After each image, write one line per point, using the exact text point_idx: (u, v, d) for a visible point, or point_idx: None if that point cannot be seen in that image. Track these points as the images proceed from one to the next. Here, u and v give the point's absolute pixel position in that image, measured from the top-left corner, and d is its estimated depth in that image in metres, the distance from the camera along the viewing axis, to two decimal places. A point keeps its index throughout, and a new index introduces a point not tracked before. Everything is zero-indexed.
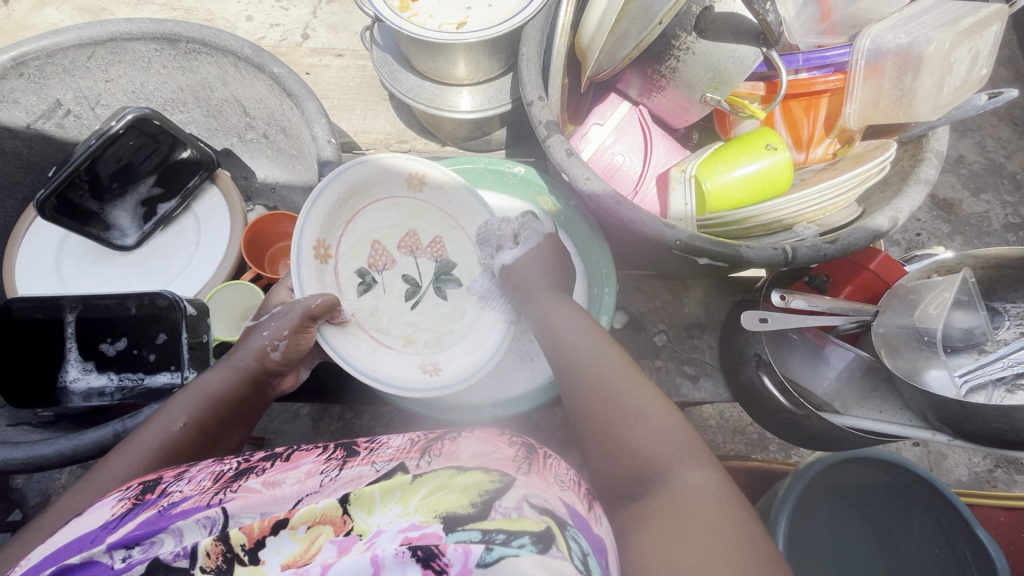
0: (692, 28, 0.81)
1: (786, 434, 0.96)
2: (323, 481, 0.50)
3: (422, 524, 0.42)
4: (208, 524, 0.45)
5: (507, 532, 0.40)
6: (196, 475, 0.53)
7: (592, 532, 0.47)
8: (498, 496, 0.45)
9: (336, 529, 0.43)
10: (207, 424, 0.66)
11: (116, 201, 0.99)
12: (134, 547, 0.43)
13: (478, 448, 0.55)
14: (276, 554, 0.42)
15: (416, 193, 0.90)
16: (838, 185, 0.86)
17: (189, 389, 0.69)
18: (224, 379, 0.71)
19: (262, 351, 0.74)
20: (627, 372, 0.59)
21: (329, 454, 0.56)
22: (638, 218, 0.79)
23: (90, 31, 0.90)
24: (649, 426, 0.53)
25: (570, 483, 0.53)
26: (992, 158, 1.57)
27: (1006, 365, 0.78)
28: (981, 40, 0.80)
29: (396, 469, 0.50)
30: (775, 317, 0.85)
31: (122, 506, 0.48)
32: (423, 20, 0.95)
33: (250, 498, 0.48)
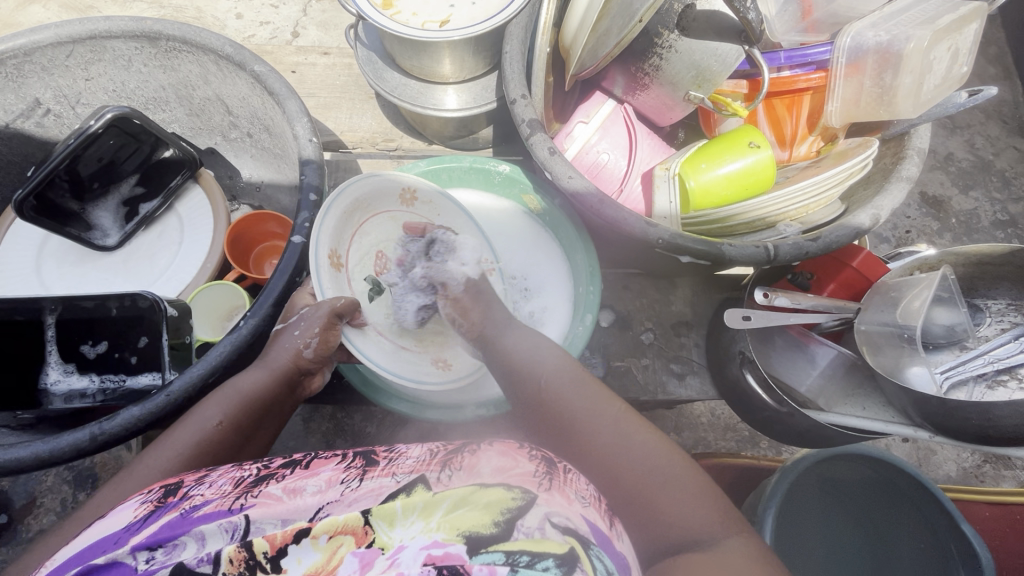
0: (674, 26, 0.81)
1: (771, 431, 0.96)
2: (344, 490, 0.49)
3: (445, 542, 0.42)
4: (230, 531, 0.44)
5: (532, 553, 0.41)
6: (216, 479, 0.53)
7: (614, 550, 0.47)
8: (521, 515, 0.45)
9: (358, 541, 0.43)
10: (243, 423, 0.67)
11: (98, 201, 0.98)
12: (156, 550, 0.43)
13: (498, 462, 0.52)
14: (298, 563, 0.42)
15: (409, 207, 0.88)
16: (820, 184, 0.86)
17: (227, 386, 0.69)
18: (257, 379, 0.71)
19: (294, 352, 0.74)
20: (629, 420, 0.61)
21: (349, 463, 0.54)
22: (621, 217, 0.79)
23: (68, 29, 0.89)
24: (667, 478, 0.55)
25: (591, 499, 0.52)
26: (981, 156, 1.57)
27: (987, 362, 0.80)
28: (959, 37, 0.81)
29: (417, 481, 0.49)
30: (759, 315, 0.85)
31: (145, 508, 0.48)
32: (406, 18, 0.95)
33: (270, 505, 0.47)
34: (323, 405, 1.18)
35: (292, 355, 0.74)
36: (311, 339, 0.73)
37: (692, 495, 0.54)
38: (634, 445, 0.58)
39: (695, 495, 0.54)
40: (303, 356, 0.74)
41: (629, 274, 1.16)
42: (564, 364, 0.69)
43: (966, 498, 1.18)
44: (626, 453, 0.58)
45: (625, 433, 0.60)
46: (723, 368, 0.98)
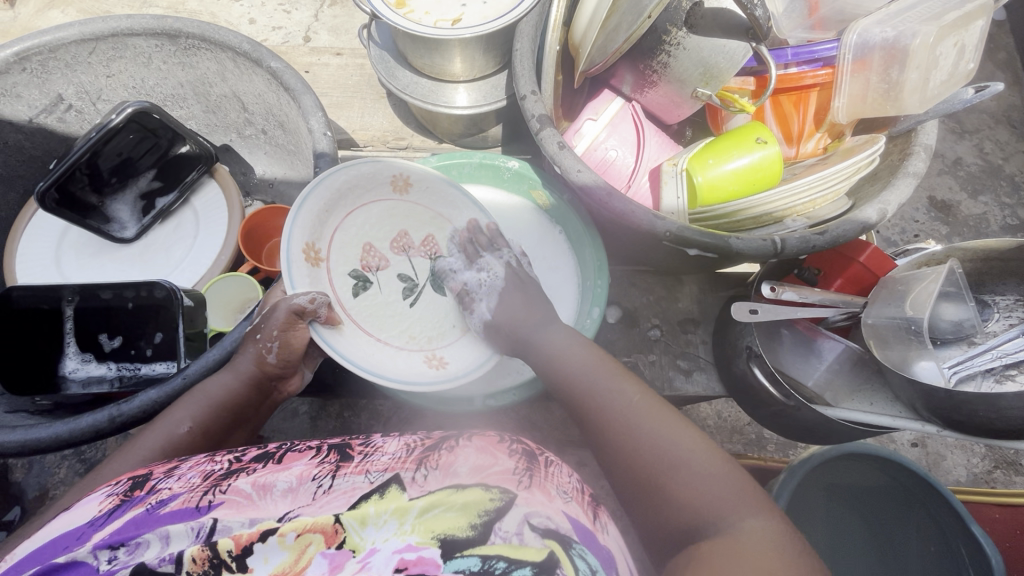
0: (682, 23, 0.83)
1: (776, 426, 0.96)
2: (315, 493, 0.49)
3: (419, 546, 0.43)
4: (195, 532, 0.45)
5: (509, 560, 0.43)
6: (185, 473, 0.54)
7: (596, 544, 0.48)
8: (499, 517, 0.46)
9: (329, 540, 0.44)
10: (210, 428, 0.68)
11: (116, 194, 1.00)
12: (119, 548, 0.44)
13: (476, 460, 0.53)
14: (265, 562, 0.43)
15: (405, 194, 0.89)
16: (827, 178, 0.87)
17: (194, 392, 0.70)
18: (225, 383, 0.72)
19: (258, 356, 0.74)
20: (655, 414, 0.60)
21: (323, 458, 0.55)
22: (630, 211, 0.80)
23: (92, 27, 0.91)
24: (693, 472, 0.53)
25: (572, 493, 0.53)
26: (990, 160, 1.57)
27: (994, 357, 0.79)
28: (966, 34, 0.82)
29: (390, 481, 0.50)
30: (766, 309, 0.85)
31: (111, 502, 0.49)
32: (419, 17, 0.97)
33: (239, 506, 0.47)
34: (332, 401, 1.19)
35: (257, 359, 0.74)
36: (272, 341, 0.74)
37: (716, 478, 0.53)
38: (653, 430, 0.58)
39: (717, 481, 0.52)
40: (268, 361, 0.74)
41: (636, 271, 1.17)
42: (577, 346, 0.71)
43: (975, 501, 1.17)
44: (650, 437, 0.57)
45: (643, 413, 0.60)
46: (729, 364, 0.99)
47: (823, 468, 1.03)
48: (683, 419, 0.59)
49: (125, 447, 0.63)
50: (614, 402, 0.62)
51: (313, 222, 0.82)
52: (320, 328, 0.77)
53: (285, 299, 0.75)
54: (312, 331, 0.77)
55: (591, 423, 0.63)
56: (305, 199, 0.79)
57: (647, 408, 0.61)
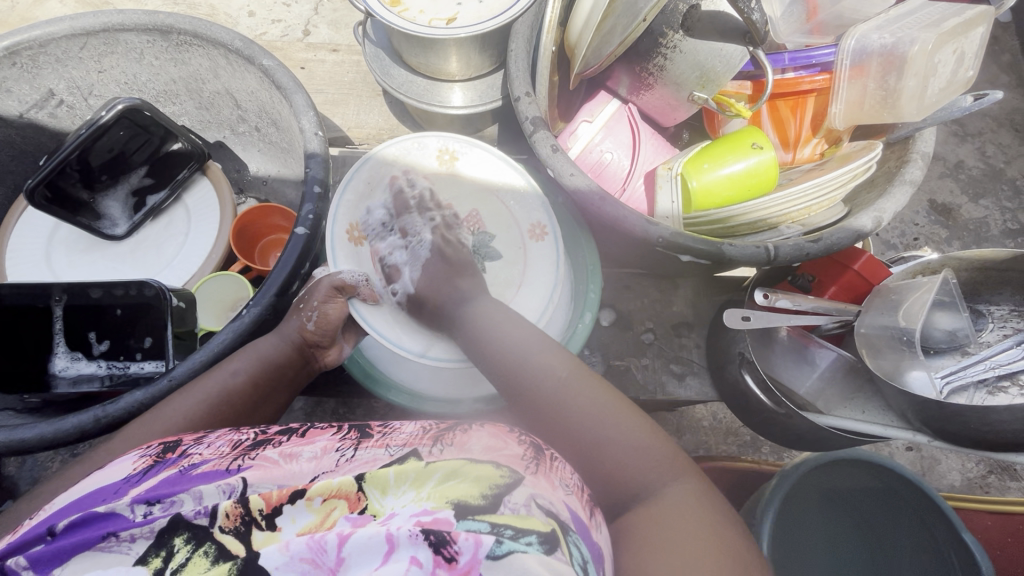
0: (679, 26, 0.82)
1: (770, 434, 0.96)
2: (339, 460, 0.49)
3: (435, 510, 0.42)
4: (226, 490, 0.45)
5: (516, 528, 0.41)
6: (214, 440, 0.53)
7: (591, 539, 0.47)
8: (508, 491, 0.45)
9: (351, 506, 0.43)
10: (259, 381, 0.72)
11: (107, 191, 1.00)
12: (155, 504, 0.44)
13: (489, 441, 0.53)
14: (292, 523, 0.43)
15: (451, 169, 0.91)
16: (822, 185, 0.86)
17: (247, 350, 0.73)
18: (275, 345, 0.75)
19: (299, 324, 0.76)
20: (597, 389, 0.62)
21: (344, 433, 0.54)
22: (623, 215, 0.79)
23: (82, 22, 0.90)
24: (619, 441, 0.58)
25: (574, 488, 0.52)
26: (991, 164, 1.56)
27: (988, 367, 0.78)
28: (966, 41, 0.81)
29: (409, 454, 0.49)
30: (759, 316, 0.84)
31: (144, 462, 0.50)
32: (413, 15, 0.96)
33: (266, 468, 0.48)
34: (326, 399, 1.18)
35: (299, 326, 0.76)
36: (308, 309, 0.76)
37: (659, 459, 0.57)
38: (583, 407, 0.61)
39: (659, 460, 0.57)
40: (308, 329, 0.76)
41: (632, 274, 1.16)
42: (540, 338, 0.69)
43: (968, 507, 1.17)
44: (601, 426, 0.59)
45: (594, 395, 0.62)
46: (722, 369, 0.98)
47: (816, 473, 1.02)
48: (631, 406, 0.62)
49: (186, 388, 0.68)
50: (546, 383, 0.63)
51: (357, 199, 0.84)
52: (359, 306, 0.79)
53: (327, 276, 0.78)
54: (349, 307, 0.78)
55: (548, 414, 0.62)
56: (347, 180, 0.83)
57: (583, 382, 0.63)
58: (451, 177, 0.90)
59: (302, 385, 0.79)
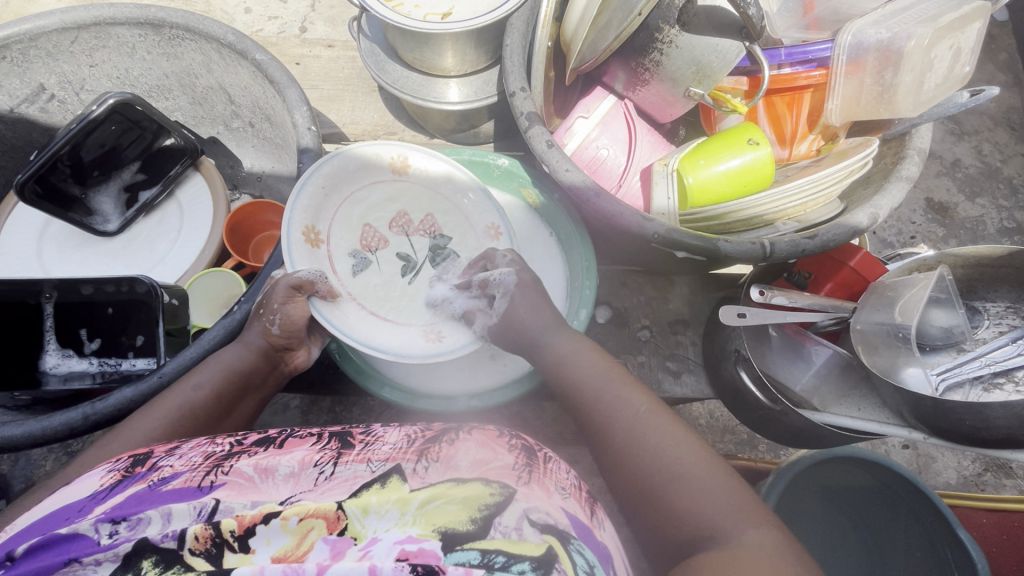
0: (675, 21, 0.81)
1: (766, 431, 0.96)
2: (317, 479, 0.48)
3: (421, 538, 0.41)
4: (197, 511, 0.43)
5: (508, 554, 0.41)
6: (187, 452, 0.53)
7: (595, 541, 0.48)
8: (498, 512, 0.44)
9: (330, 526, 0.42)
10: (223, 394, 0.69)
11: (99, 187, 0.99)
12: (120, 523, 0.42)
13: (475, 454, 0.52)
14: (266, 545, 0.40)
15: (403, 176, 0.90)
16: (819, 181, 0.86)
17: (208, 362, 0.70)
18: (238, 354, 0.72)
19: (263, 329, 0.73)
20: (661, 420, 0.59)
21: (324, 444, 0.54)
22: (619, 211, 0.79)
23: (73, 15, 0.89)
24: (693, 481, 0.52)
25: (570, 490, 0.53)
26: (988, 163, 1.56)
27: (983, 365, 0.79)
28: (963, 36, 0.80)
29: (392, 472, 0.49)
30: (755, 312, 0.84)
31: (111, 477, 0.49)
32: (408, 10, 0.95)
33: (240, 488, 0.47)
34: (321, 396, 1.18)
35: (264, 332, 0.73)
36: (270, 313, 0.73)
37: (717, 488, 0.52)
38: (655, 438, 0.57)
39: (720, 492, 0.51)
40: (273, 334, 0.74)
41: (628, 271, 1.16)
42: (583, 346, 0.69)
43: (964, 505, 1.17)
44: (655, 445, 0.56)
45: (642, 414, 0.59)
46: (718, 367, 0.98)
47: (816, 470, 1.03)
48: (683, 425, 0.59)
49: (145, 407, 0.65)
50: (613, 409, 0.61)
51: (315, 204, 0.82)
52: (317, 303, 0.77)
53: (284, 276, 0.75)
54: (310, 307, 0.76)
55: (598, 436, 0.61)
56: (304, 182, 0.80)
57: (651, 413, 0.60)
58: (402, 184, 0.90)
59: (268, 392, 0.77)
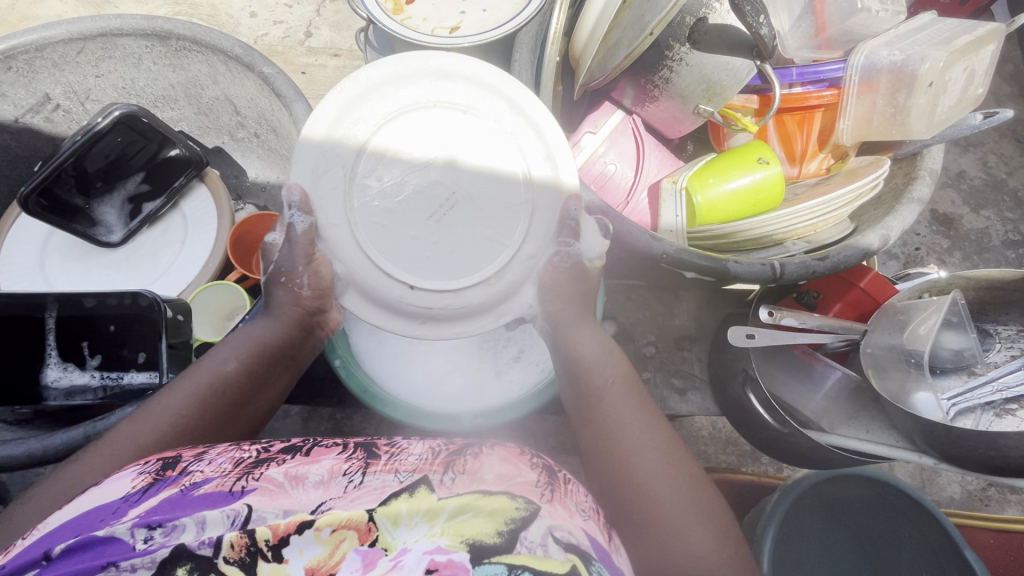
0: (685, 39, 0.80)
1: (773, 452, 0.95)
2: (347, 487, 0.46)
3: (449, 547, 0.41)
4: (230, 519, 0.42)
5: (534, 570, 0.40)
6: (216, 457, 0.50)
7: (612, 565, 0.46)
8: (524, 526, 0.43)
9: (362, 537, 0.42)
10: (255, 369, 0.69)
11: (104, 198, 0.98)
12: (156, 529, 0.41)
13: (501, 468, 0.50)
14: (300, 555, 0.40)
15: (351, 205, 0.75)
16: (829, 203, 0.85)
17: (241, 335, 0.72)
18: (270, 328, 0.74)
19: (292, 295, 0.76)
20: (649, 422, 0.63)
21: (351, 453, 0.51)
22: (628, 231, 0.78)
23: (80, 27, 0.89)
24: (665, 482, 0.57)
25: (590, 512, 0.51)
26: (994, 174, 1.55)
27: (995, 390, 0.77)
28: (976, 58, 0.80)
29: (420, 482, 0.47)
30: (763, 334, 0.83)
31: (143, 479, 0.46)
32: (416, 24, 0.95)
33: (271, 494, 0.45)
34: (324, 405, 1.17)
35: (290, 297, 0.76)
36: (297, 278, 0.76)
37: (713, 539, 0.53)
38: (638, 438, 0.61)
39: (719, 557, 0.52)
40: (303, 296, 0.76)
41: (632, 285, 1.15)
42: (615, 364, 0.71)
43: (968, 523, 1.16)
44: (667, 485, 0.57)
45: (650, 438, 0.61)
46: (724, 384, 0.97)
47: (822, 486, 1.01)
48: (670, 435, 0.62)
49: (177, 380, 0.65)
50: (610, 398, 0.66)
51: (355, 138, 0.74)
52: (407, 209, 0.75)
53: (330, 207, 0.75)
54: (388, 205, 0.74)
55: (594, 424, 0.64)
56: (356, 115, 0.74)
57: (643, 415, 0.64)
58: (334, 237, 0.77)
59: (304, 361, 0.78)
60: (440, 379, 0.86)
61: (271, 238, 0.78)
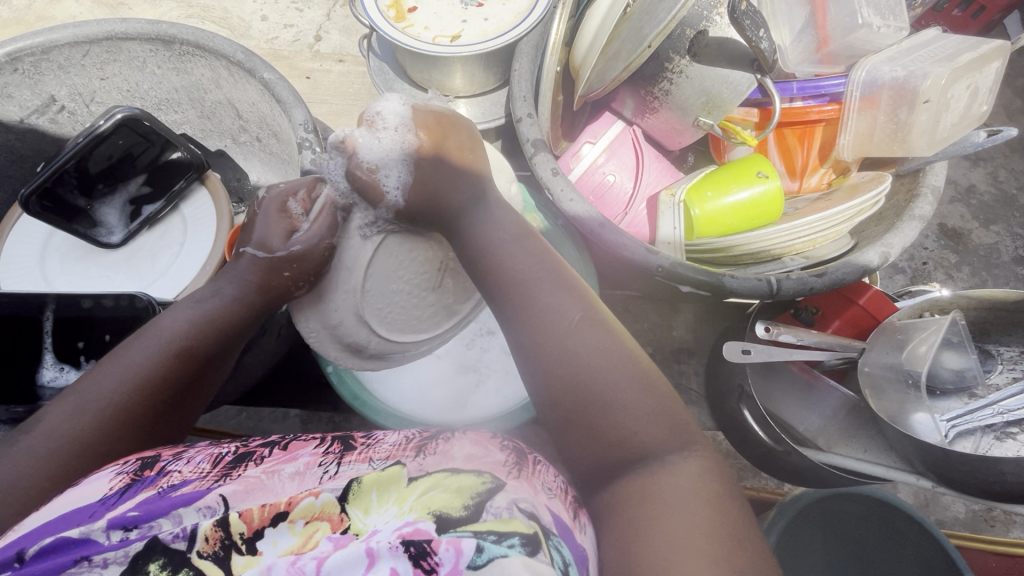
0: (685, 52, 0.80)
1: (768, 469, 0.93)
2: (323, 477, 0.44)
3: (416, 521, 0.39)
4: (207, 509, 0.41)
5: (499, 532, 0.38)
6: (194, 455, 0.48)
7: (575, 542, 0.43)
8: (489, 497, 0.41)
9: (334, 527, 0.40)
10: (200, 359, 0.57)
11: (105, 199, 0.99)
12: (130, 530, 0.40)
13: (470, 449, 0.48)
14: (273, 547, 0.39)
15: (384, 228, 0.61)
16: (829, 218, 0.84)
17: (186, 310, 0.58)
18: (225, 307, 0.59)
19: (273, 284, 0.58)
20: (596, 329, 0.51)
21: (326, 446, 0.49)
22: (623, 243, 0.77)
23: (87, 30, 0.90)
24: (629, 405, 0.48)
25: (558, 491, 0.47)
26: (1004, 189, 1.53)
27: (995, 413, 0.76)
28: (980, 76, 0.79)
29: (393, 466, 0.45)
30: (759, 349, 0.82)
31: (121, 480, 0.45)
32: (418, 32, 0.95)
33: (247, 488, 0.43)
34: None
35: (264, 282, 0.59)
36: (303, 279, 0.59)
37: (638, 392, 0.48)
38: (584, 348, 0.49)
39: (657, 405, 0.49)
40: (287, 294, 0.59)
41: (631, 297, 1.15)
42: (523, 242, 0.56)
43: (968, 546, 1.14)
44: (588, 361, 0.49)
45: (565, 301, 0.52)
46: (722, 401, 0.96)
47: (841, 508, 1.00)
48: (624, 340, 0.51)
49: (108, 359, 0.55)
50: (546, 308, 0.51)
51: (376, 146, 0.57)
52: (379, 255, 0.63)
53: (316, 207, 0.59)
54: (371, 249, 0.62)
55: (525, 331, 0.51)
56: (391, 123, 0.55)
57: (578, 310, 0.51)
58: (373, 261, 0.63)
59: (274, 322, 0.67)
60: (427, 387, 0.88)
61: (291, 210, 0.58)
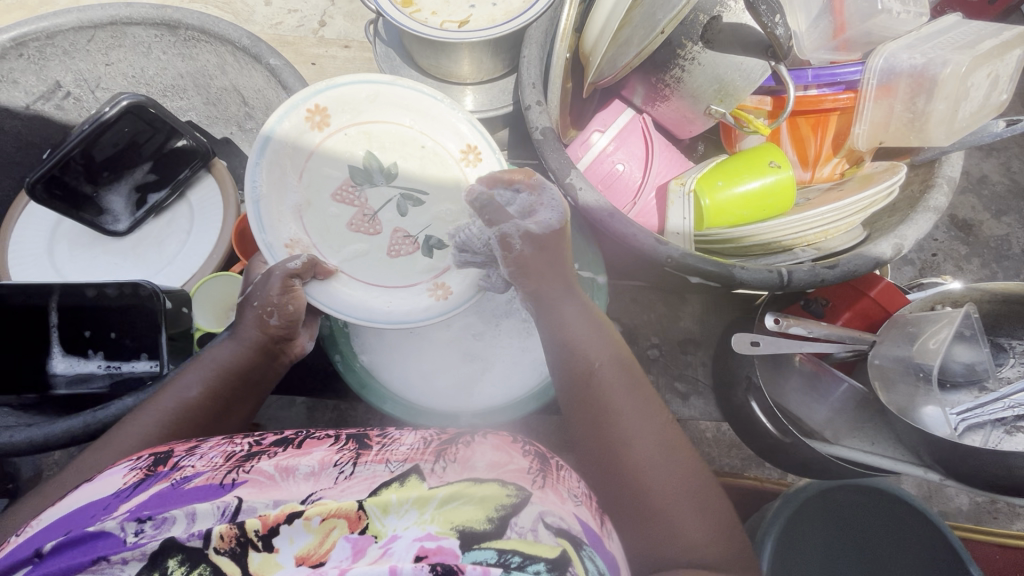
0: (698, 38, 0.79)
1: (772, 459, 0.93)
2: (337, 479, 0.45)
3: (439, 535, 0.39)
4: (220, 510, 0.41)
5: (524, 555, 0.38)
6: (208, 451, 0.50)
7: (605, 549, 0.44)
8: (514, 513, 0.42)
9: (352, 525, 0.40)
10: (220, 393, 0.64)
11: (111, 186, 0.98)
12: (146, 521, 0.40)
13: (494, 456, 0.48)
14: (290, 544, 0.39)
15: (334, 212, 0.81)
16: (842, 209, 0.82)
17: (203, 361, 0.66)
18: (235, 351, 0.67)
19: (258, 319, 0.69)
20: (649, 409, 0.58)
21: (342, 445, 0.51)
22: (632, 233, 0.76)
23: (90, 14, 0.89)
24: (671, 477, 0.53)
25: (583, 498, 0.49)
26: (1016, 179, 1.51)
27: (1006, 407, 0.74)
28: (1001, 63, 0.77)
29: (411, 472, 0.45)
30: (768, 341, 0.81)
31: (134, 475, 0.46)
32: (425, 17, 0.94)
33: (262, 487, 0.44)
34: None
35: (257, 323, 0.69)
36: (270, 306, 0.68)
37: (678, 469, 0.54)
38: (640, 426, 0.56)
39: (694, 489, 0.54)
40: (268, 324, 0.69)
41: (639, 287, 1.14)
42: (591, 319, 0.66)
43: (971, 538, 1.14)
44: (639, 435, 0.56)
45: (624, 388, 0.59)
46: (729, 392, 0.96)
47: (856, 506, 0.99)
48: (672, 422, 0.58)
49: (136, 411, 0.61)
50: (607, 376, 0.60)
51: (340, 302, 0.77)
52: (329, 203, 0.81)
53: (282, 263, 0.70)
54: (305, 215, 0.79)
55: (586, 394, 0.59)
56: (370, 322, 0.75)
57: (632, 388, 0.60)
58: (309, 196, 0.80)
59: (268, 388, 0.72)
60: (432, 377, 0.87)
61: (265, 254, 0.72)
